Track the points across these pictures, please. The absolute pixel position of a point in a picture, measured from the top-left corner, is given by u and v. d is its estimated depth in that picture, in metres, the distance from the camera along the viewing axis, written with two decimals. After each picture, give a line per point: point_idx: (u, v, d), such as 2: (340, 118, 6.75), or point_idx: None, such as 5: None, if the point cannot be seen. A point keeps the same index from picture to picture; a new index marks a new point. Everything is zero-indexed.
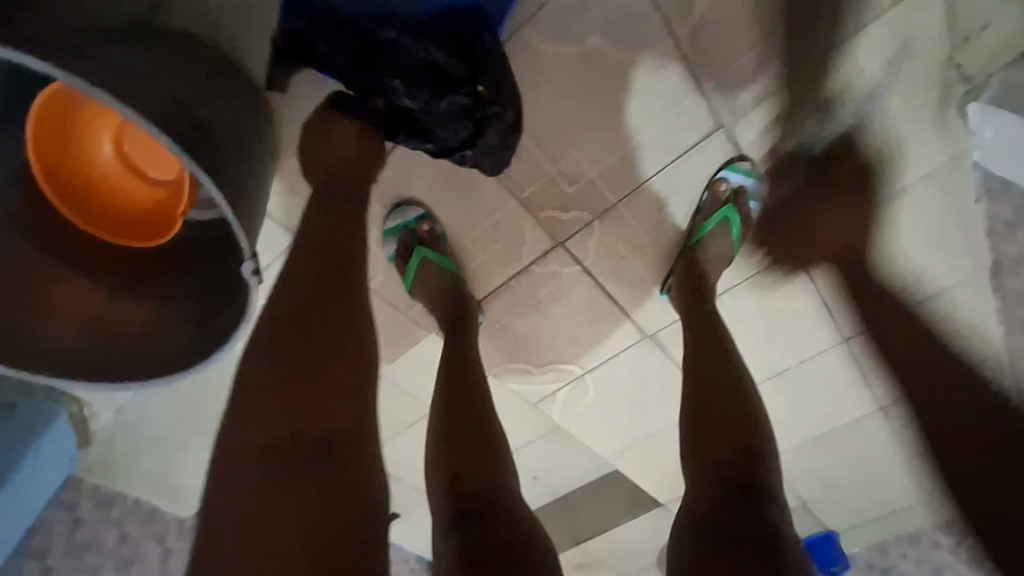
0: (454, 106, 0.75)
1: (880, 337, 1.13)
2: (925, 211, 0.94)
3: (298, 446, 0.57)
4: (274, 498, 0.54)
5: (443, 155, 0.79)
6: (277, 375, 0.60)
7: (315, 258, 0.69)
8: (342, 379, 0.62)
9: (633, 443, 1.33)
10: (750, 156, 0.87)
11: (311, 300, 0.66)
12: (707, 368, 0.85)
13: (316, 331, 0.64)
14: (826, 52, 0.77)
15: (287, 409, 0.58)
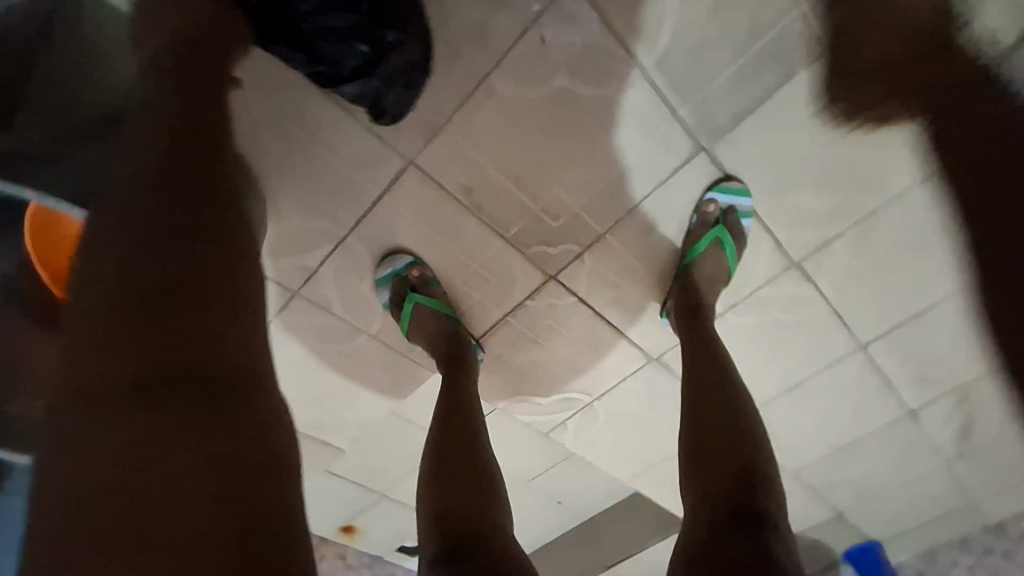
0: (347, 22, 0.64)
1: (899, 342, 1.09)
2: (928, 213, 0.90)
3: (167, 382, 0.40)
4: (149, 457, 0.37)
5: (332, 84, 0.68)
6: (131, 289, 0.43)
7: (169, 141, 0.51)
8: (219, 291, 0.45)
9: (652, 464, 1.30)
10: (735, 175, 0.85)
11: (172, 196, 0.48)
12: (703, 386, 0.84)
13: (174, 226, 0.46)
14: (800, 67, 0.75)
15: (146, 336, 0.41)
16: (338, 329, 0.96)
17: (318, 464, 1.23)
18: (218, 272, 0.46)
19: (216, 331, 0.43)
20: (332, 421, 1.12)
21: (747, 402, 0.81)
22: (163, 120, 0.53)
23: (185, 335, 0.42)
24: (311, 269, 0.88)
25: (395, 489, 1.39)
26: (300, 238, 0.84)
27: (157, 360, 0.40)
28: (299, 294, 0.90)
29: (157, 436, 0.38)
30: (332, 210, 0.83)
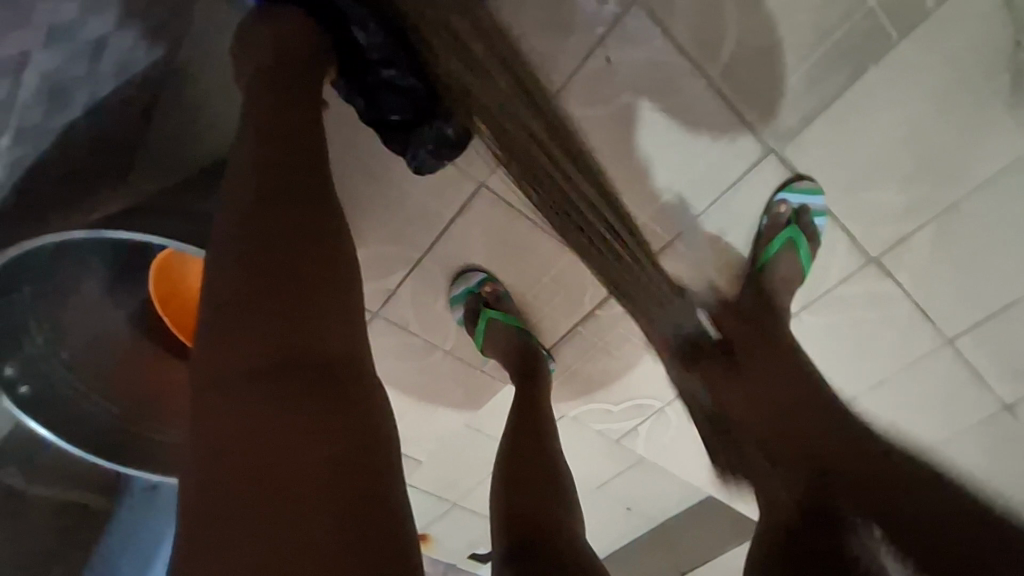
0: (409, 85, 0.69)
1: (990, 334, 1.03)
2: (1018, 200, 0.86)
3: (293, 363, 0.42)
4: (276, 444, 0.39)
5: (426, 119, 0.71)
6: (254, 274, 0.45)
7: (274, 138, 0.53)
8: (327, 283, 0.47)
9: (726, 468, 1.29)
10: (808, 175, 0.84)
11: (275, 194, 0.49)
12: (781, 388, 0.83)
13: (287, 216, 0.48)
14: (871, 63, 0.74)
15: (274, 319, 0.43)
16: (416, 347, 1.01)
17: None
18: (328, 262, 0.48)
19: (326, 326, 0.45)
20: (411, 434, 1.16)
21: (826, 411, 0.79)
22: (261, 125, 0.54)
23: (300, 329, 0.44)
24: (391, 291, 0.93)
25: (468, 499, 1.43)
26: (381, 263, 0.89)
27: (279, 352, 0.42)
28: (379, 315, 0.95)
29: (289, 418, 0.40)
30: (410, 235, 0.87)
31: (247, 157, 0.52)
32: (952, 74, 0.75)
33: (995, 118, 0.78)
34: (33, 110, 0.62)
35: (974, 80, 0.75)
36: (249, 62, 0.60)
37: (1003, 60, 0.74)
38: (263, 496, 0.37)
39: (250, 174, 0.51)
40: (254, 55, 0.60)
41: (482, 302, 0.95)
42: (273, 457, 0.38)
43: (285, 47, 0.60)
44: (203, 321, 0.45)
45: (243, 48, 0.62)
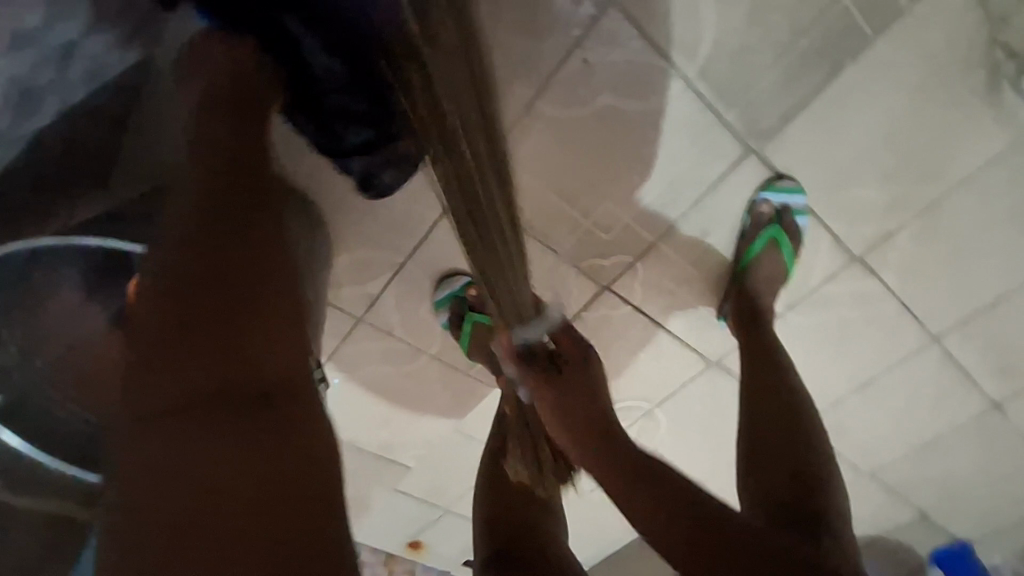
0: (365, 112, 0.69)
1: (975, 332, 1.04)
2: (997, 198, 0.86)
3: (229, 387, 0.43)
4: (212, 472, 0.39)
5: (383, 143, 0.72)
6: (189, 303, 0.45)
7: (214, 162, 0.53)
8: (265, 305, 0.47)
9: (717, 470, 1.28)
10: (788, 174, 0.84)
11: (211, 221, 0.49)
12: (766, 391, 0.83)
13: (222, 240, 0.49)
14: (848, 61, 0.74)
15: (208, 346, 0.44)
16: (401, 352, 1.00)
17: (386, 482, 1.27)
18: (268, 283, 0.48)
19: (267, 350, 0.46)
20: (399, 440, 1.16)
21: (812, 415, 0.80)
22: (205, 152, 0.54)
23: (239, 354, 0.44)
24: (374, 296, 0.92)
25: (459, 505, 1.42)
26: (363, 268, 0.89)
27: (217, 380, 0.43)
28: (363, 320, 0.94)
29: (222, 444, 0.40)
30: (392, 239, 0.87)
31: (189, 182, 0.53)
32: (927, 73, 0.75)
33: (970, 117, 0.79)
34: (1, 115, 0.65)
35: (950, 78, 0.76)
36: (195, 80, 0.60)
37: (978, 58, 0.74)
38: (194, 524, 0.37)
39: (190, 202, 0.51)
40: (198, 74, 0.60)
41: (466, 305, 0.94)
42: (211, 487, 0.39)
43: (234, 72, 0.60)
44: (136, 355, 0.44)
45: (186, 66, 0.61)
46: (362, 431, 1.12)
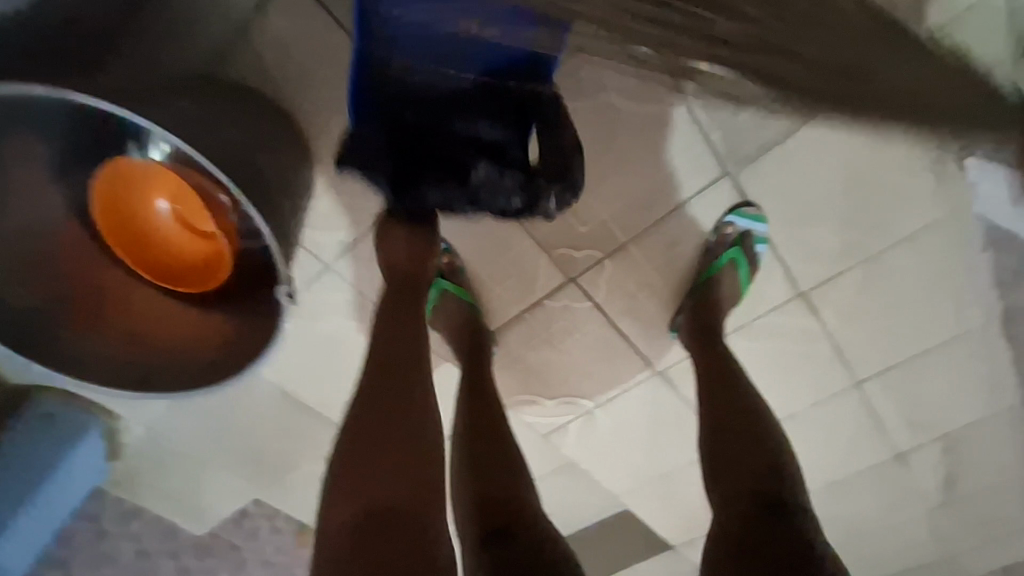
0: (508, 178, 0.76)
1: (892, 382, 1.14)
2: (930, 260, 0.96)
3: (395, 494, 0.63)
4: (383, 545, 0.59)
5: (532, 199, 0.77)
6: (371, 432, 0.69)
7: (389, 349, 0.78)
8: (417, 453, 0.68)
9: (644, 479, 1.35)
10: (755, 203, 0.91)
11: (386, 386, 0.74)
12: (722, 394, 0.88)
13: (398, 405, 0.72)
14: (823, 108, 0.82)
15: (399, 460, 0.66)
16: (362, 309, 1.00)
17: (319, 443, 1.25)
18: (422, 439, 0.69)
19: (410, 429, 0.70)
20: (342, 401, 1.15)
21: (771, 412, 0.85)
22: (384, 345, 0.79)
23: (390, 472, 0.65)
24: (347, 245, 0.92)
25: None
26: (343, 216, 0.89)
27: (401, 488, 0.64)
28: (333, 268, 0.94)
29: (387, 533, 0.60)
30: (378, 191, 0.88)
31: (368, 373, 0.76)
32: (890, 134, 0.84)
33: (919, 183, 0.88)
34: None
35: (908, 142, 0.85)
36: (388, 248, 0.87)
37: (932, 130, 0.83)
38: None
39: (371, 376, 0.75)
40: (392, 245, 0.87)
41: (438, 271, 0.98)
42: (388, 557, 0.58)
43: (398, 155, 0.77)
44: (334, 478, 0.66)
45: None
46: (307, 383, 1.11)
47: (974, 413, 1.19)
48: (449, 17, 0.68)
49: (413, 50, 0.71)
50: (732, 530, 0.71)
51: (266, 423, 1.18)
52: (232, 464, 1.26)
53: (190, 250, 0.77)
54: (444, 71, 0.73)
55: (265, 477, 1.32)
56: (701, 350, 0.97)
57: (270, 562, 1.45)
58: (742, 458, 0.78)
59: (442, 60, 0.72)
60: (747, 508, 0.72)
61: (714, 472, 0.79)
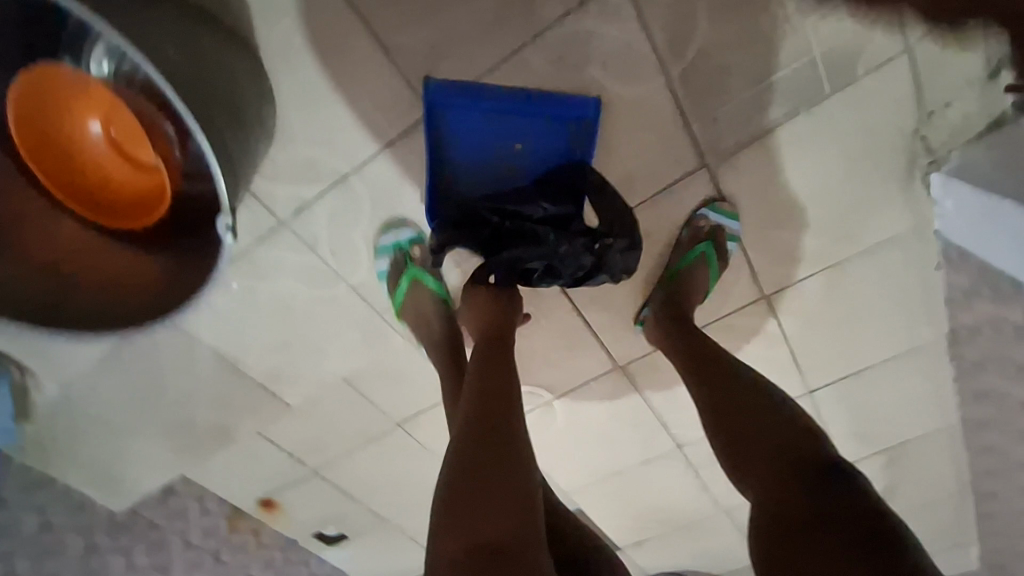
0: (577, 243, 0.87)
1: (843, 393, 1.17)
2: (889, 272, 0.99)
3: (497, 530, 0.68)
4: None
5: (600, 256, 0.88)
6: (472, 467, 0.73)
7: (485, 393, 0.83)
8: (509, 484, 0.72)
9: (597, 478, 1.33)
10: (730, 198, 0.91)
11: (483, 423, 0.79)
12: (729, 379, 0.89)
13: (494, 440, 0.77)
14: (804, 109, 0.82)
15: (492, 493, 0.71)
16: (318, 274, 0.94)
17: (260, 419, 1.17)
18: (511, 469, 0.74)
19: (506, 465, 0.74)
20: (289, 372, 1.08)
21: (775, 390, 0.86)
22: (481, 388, 0.84)
23: (493, 511, 0.69)
24: (306, 202, 0.87)
25: (332, 470, 1.33)
26: (306, 170, 0.84)
27: (498, 522, 0.68)
28: (287, 225, 0.89)
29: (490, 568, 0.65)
30: (345, 147, 0.83)
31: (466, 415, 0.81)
32: (863, 142, 0.85)
33: (886, 194, 0.90)
34: None
35: (880, 152, 0.86)
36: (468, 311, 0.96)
37: (902, 142, 0.85)
38: None
39: (470, 414, 0.80)
40: (474, 310, 0.95)
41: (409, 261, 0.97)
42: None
43: (483, 241, 0.90)
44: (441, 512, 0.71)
45: None
46: (251, 350, 1.04)
47: (917, 429, 1.23)
48: (494, 141, 0.84)
49: (468, 160, 0.84)
50: (773, 516, 0.73)
51: (201, 392, 1.10)
52: (160, 435, 1.17)
53: (126, 179, 0.74)
54: (499, 179, 0.88)
55: (197, 452, 1.22)
56: (683, 337, 0.96)
57: (195, 545, 1.35)
58: (764, 440, 0.80)
59: (495, 171, 0.87)
60: (784, 484, 0.74)
61: (737, 457, 0.81)
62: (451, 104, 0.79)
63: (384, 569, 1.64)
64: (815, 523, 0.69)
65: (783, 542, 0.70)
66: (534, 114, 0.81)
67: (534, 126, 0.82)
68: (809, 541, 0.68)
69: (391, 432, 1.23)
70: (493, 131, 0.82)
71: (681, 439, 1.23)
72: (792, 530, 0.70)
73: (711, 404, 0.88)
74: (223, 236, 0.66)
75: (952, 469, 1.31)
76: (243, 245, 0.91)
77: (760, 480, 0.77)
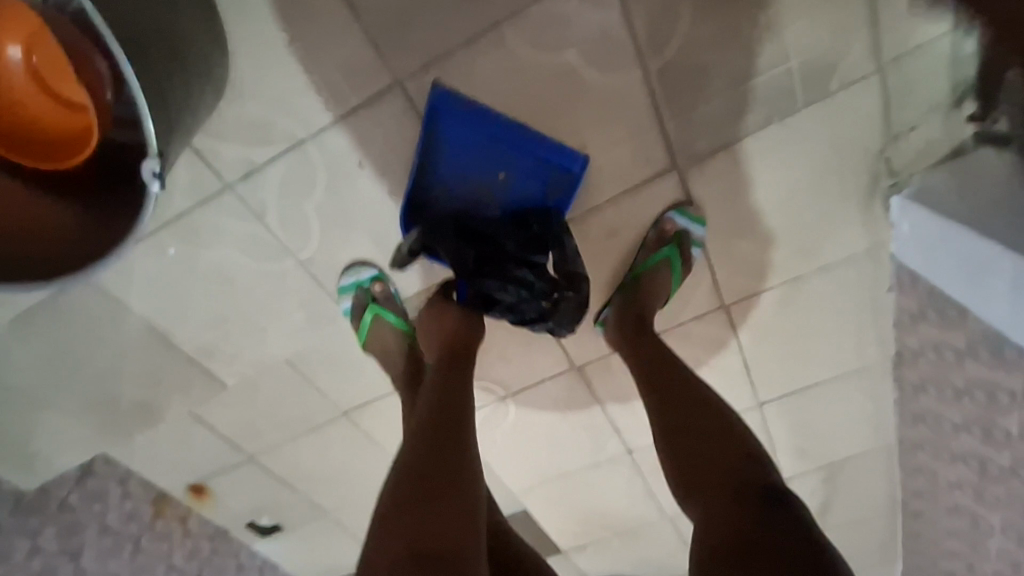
0: (537, 287, 0.88)
1: (791, 407, 1.19)
2: (844, 291, 1.00)
3: (430, 535, 0.64)
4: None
5: (554, 307, 0.89)
6: (415, 472, 0.70)
7: (440, 400, 0.80)
8: (446, 489, 0.68)
9: (545, 479, 1.31)
10: (697, 202, 0.90)
11: (433, 425, 0.76)
12: (687, 393, 0.87)
13: (439, 442, 0.74)
14: (777, 118, 0.81)
15: (428, 493, 0.67)
16: (266, 246, 0.88)
17: (193, 397, 1.09)
18: (452, 473, 0.70)
19: (448, 470, 0.70)
20: (227, 350, 1.01)
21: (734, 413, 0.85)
22: (436, 393, 0.82)
23: (432, 514, 0.66)
24: (256, 166, 0.82)
25: (268, 458, 1.26)
26: (259, 131, 0.79)
27: (429, 525, 0.64)
28: (235, 189, 0.83)
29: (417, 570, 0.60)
30: (303, 111, 0.78)
31: (417, 419, 0.78)
32: (830, 159, 0.86)
33: (848, 213, 0.91)
34: None
35: (845, 169, 0.87)
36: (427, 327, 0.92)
37: (867, 161, 0.86)
38: None
39: (422, 418, 0.78)
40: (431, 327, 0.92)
41: (370, 296, 0.95)
42: None
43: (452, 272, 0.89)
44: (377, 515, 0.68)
45: None
46: (186, 323, 0.97)
47: (856, 447, 1.26)
48: (480, 166, 0.84)
49: (452, 179, 0.85)
50: (717, 532, 0.70)
51: (128, 365, 1.02)
52: (78, 409, 1.08)
53: (47, 116, 0.67)
54: (472, 202, 0.88)
55: (119, 430, 1.13)
56: (635, 349, 0.95)
57: (111, 531, 1.25)
58: (717, 456, 0.79)
59: (472, 199, 0.88)
60: (732, 504, 0.72)
61: (688, 471, 0.79)
62: (453, 115, 0.78)
63: (318, 565, 1.57)
64: (758, 543, 0.66)
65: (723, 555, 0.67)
66: (520, 138, 0.80)
67: (520, 159, 0.83)
68: (749, 556, 0.65)
69: (335, 421, 1.17)
70: (481, 154, 0.83)
71: (632, 444, 1.22)
72: (734, 543, 0.67)
73: (667, 413, 0.86)
74: (148, 183, 0.61)
75: (886, 487, 1.35)
76: (184, 206, 0.84)
77: (710, 498, 0.75)
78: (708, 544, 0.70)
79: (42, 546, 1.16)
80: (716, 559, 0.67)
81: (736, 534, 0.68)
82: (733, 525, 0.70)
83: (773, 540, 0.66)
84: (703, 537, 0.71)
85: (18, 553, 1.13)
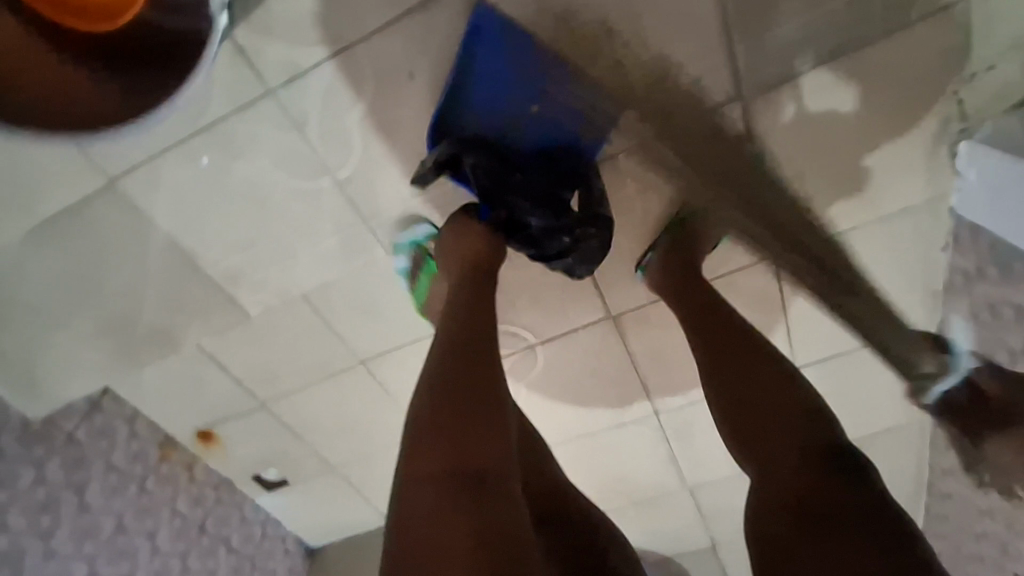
0: (561, 221, 0.85)
1: (827, 373, 1.15)
2: (899, 245, 0.96)
3: (463, 461, 0.61)
4: (452, 511, 0.57)
5: (575, 245, 0.87)
6: (443, 396, 0.66)
7: (463, 324, 0.75)
8: (478, 415, 0.65)
9: (567, 438, 1.27)
10: (758, 139, 0.85)
11: (457, 351, 0.71)
12: (727, 340, 0.84)
13: (466, 367, 0.69)
14: (849, 49, 0.77)
15: (458, 419, 0.64)
16: (302, 160, 0.84)
17: (212, 327, 1.05)
18: (480, 399, 0.66)
19: (476, 396, 0.66)
20: (251, 277, 0.97)
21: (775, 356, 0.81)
22: (459, 318, 0.77)
23: (461, 442, 0.62)
24: (299, 72, 0.78)
25: (281, 405, 1.21)
26: (304, 30, 0.75)
27: (460, 452, 0.61)
28: (275, 95, 0.79)
29: (454, 500, 0.58)
30: (353, 10, 0.74)
31: (441, 342, 0.74)
32: (901, 99, 0.80)
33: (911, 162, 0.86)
34: None
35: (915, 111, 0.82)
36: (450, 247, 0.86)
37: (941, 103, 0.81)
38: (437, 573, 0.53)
39: (445, 342, 0.73)
40: (454, 251, 0.86)
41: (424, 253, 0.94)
42: (451, 520, 0.56)
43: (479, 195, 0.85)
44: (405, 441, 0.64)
45: None
46: (212, 243, 0.93)
47: (890, 420, 1.22)
48: (512, 97, 0.81)
49: (483, 108, 0.82)
50: (771, 488, 0.70)
51: (148, 287, 0.97)
52: (91, 332, 1.04)
53: None
54: (500, 137, 0.85)
55: (131, 360, 1.09)
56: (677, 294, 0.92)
57: (118, 470, 1.21)
58: (762, 405, 0.76)
59: (500, 127, 0.84)
60: (786, 458, 0.71)
61: (733, 424, 0.77)
62: (494, 35, 0.76)
63: (324, 523, 1.53)
64: (816, 502, 0.66)
65: (782, 513, 0.67)
66: (554, 75, 0.79)
67: (553, 99, 0.81)
68: (811, 515, 0.65)
69: (355, 367, 1.12)
70: (518, 86, 0.81)
71: (660, 404, 1.19)
72: (791, 503, 0.67)
73: (708, 361, 0.83)
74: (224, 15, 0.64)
75: (915, 467, 1.31)
76: (221, 111, 0.80)
77: (759, 451, 0.74)
78: (766, 500, 0.70)
79: (47, 477, 1.11)
80: (772, 519, 0.68)
81: (794, 491, 0.68)
82: (788, 482, 0.69)
83: (829, 498, 0.65)
84: (759, 490, 0.72)
85: (21, 483, 1.08)
